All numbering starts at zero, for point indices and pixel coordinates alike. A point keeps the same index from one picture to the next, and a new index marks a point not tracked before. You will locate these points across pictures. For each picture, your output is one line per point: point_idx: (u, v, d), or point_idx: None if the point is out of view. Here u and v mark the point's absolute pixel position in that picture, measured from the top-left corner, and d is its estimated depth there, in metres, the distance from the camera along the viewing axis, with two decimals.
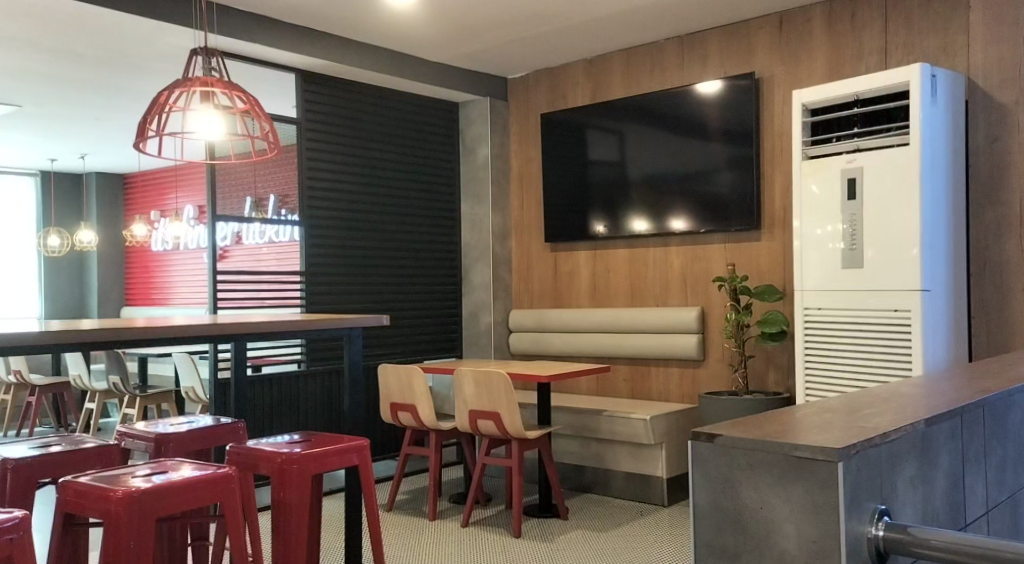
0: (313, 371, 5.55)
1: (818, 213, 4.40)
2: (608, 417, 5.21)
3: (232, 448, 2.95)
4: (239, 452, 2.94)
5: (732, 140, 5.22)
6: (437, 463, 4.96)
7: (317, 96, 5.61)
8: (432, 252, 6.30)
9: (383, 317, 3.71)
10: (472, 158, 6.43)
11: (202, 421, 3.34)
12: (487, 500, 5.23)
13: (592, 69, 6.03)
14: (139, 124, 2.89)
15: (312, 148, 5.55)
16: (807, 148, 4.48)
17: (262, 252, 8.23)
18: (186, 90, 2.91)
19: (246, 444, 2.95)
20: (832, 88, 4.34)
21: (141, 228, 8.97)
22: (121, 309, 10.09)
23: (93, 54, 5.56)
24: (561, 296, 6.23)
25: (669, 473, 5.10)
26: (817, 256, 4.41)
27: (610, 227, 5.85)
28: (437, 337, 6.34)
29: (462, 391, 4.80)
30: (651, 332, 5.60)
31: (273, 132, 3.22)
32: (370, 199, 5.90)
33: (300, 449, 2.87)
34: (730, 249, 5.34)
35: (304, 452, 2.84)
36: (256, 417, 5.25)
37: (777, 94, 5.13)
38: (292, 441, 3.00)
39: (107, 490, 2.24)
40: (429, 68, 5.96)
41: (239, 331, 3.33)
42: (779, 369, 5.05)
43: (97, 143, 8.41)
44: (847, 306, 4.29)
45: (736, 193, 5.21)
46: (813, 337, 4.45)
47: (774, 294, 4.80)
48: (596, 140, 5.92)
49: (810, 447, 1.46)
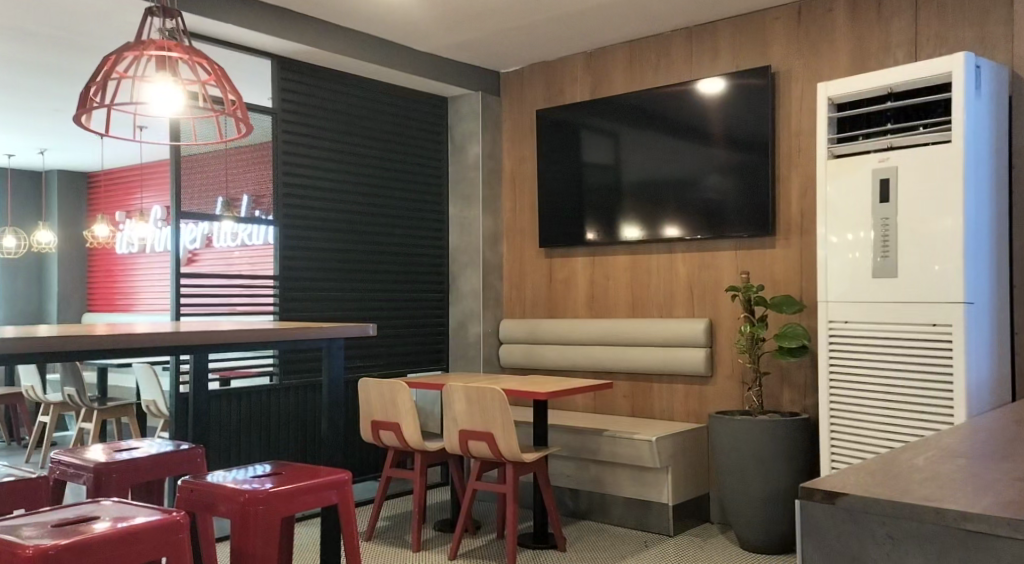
0: (286, 386, 5.08)
1: (845, 218, 4.01)
2: (609, 437, 4.78)
3: (184, 482, 2.49)
4: (193, 488, 2.48)
5: (739, 144, 4.85)
6: (421, 487, 4.51)
7: (294, 85, 5.16)
8: (417, 255, 5.85)
9: (369, 328, 3.24)
10: (462, 157, 5.99)
11: (153, 447, 2.87)
12: (476, 529, 4.78)
13: (592, 62, 5.62)
14: (81, 93, 2.44)
15: (288, 141, 5.11)
16: (832, 147, 4.08)
17: (233, 255, 7.76)
18: (138, 54, 2.46)
19: (201, 478, 2.50)
20: (863, 79, 3.95)
21: (104, 228, 8.38)
22: (81, 315, 9.56)
23: (46, 33, 5.06)
24: (556, 306, 5.79)
25: (675, 500, 4.70)
26: (844, 266, 4.01)
27: (610, 233, 5.43)
28: (423, 349, 5.89)
29: (452, 409, 4.35)
30: (656, 346, 5.18)
31: (242, 113, 2.75)
32: (351, 197, 5.45)
33: (267, 485, 2.41)
34: (742, 255, 4.94)
35: (273, 490, 2.38)
36: (222, 441, 4.77)
37: (794, 90, 4.73)
38: (258, 476, 2.54)
39: (17, 545, 1.80)
40: (417, 58, 5.53)
41: (202, 343, 2.86)
42: (796, 388, 4.65)
43: (57, 138, 7.88)
44: (880, 320, 3.89)
45: (744, 198, 4.84)
46: (838, 354, 4.05)
47: (793, 305, 4.39)
48: (595, 140, 5.51)
49: (986, 519, 1.10)
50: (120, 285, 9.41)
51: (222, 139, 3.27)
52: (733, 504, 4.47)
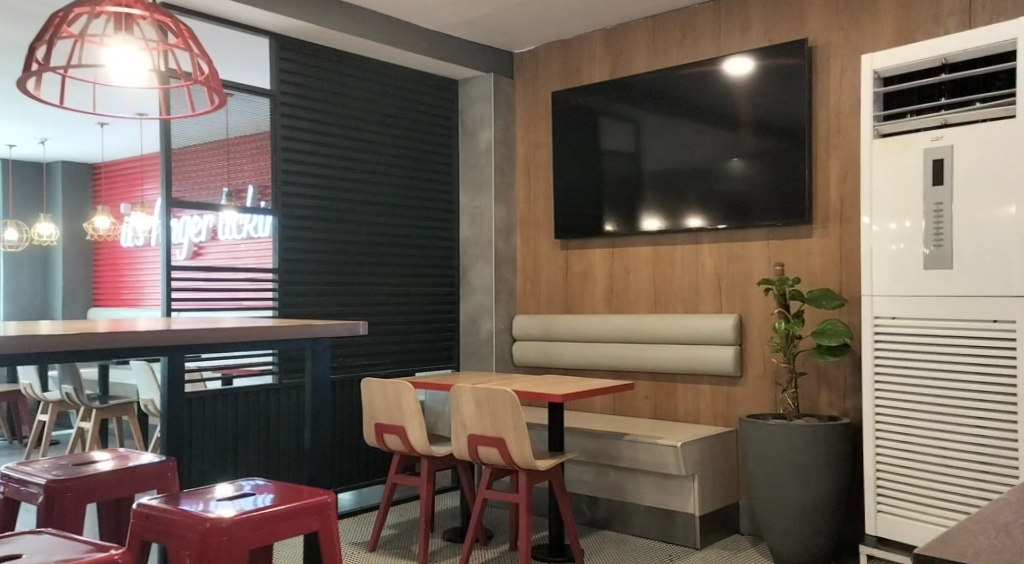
0: (286, 387, 4.77)
1: (892, 204, 3.64)
2: (630, 442, 4.42)
3: (139, 507, 2.22)
4: (149, 515, 2.20)
5: (768, 129, 4.51)
6: (429, 493, 4.19)
7: (294, 66, 4.84)
8: (427, 246, 5.53)
9: (359, 325, 2.92)
10: (473, 143, 5.66)
11: (117, 461, 2.64)
12: (488, 539, 4.46)
13: (612, 41, 5.26)
14: (26, 52, 2.11)
15: (288, 124, 4.80)
16: (879, 125, 3.71)
17: (239, 247, 7.46)
18: (92, 10, 2.10)
19: (157, 502, 2.22)
20: (913, 49, 3.58)
21: (105, 221, 8.12)
22: (87, 310, 9.32)
23: (33, 13, 4.76)
24: (573, 301, 5.45)
25: (702, 510, 4.35)
26: (890, 257, 3.64)
27: (631, 223, 5.08)
28: (433, 346, 5.57)
29: (461, 413, 4.01)
30: (681, 344, 4.82)
31: (214, 82, 2.38)
32: (355, 185, 5.14)
33: (232, 511, 2.12)
34: (775, 247, 4.57)
35: (236, 518, 2.09)
36: (217, 445, 4.48)
37: (833, 64, 4.35)
38: (225, 499, 2.26)
39: None
40: (426, 37, 5.20)
41: (174, 346, 2.55)
42: (834, 389, 4.28)
43: (57, 127, 7.62)
44: (934, 316, 3.52)
45: (776, 185, 4.48)
46: (885, 353, 3.68)
47: (832, 299, 4.02)
48: (614, 126, 5.17)
49: None
50: (126, 280, 9.13)
51: (191, 115, 2.87)
52: (766, 517, 4.11)
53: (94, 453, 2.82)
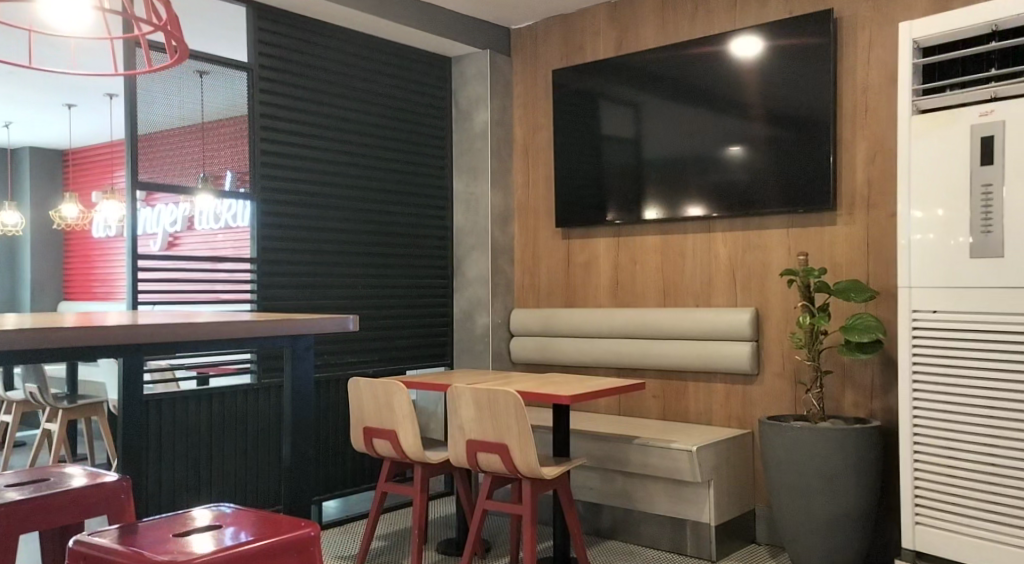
0: (266, 388, 4.39)
1: (934, 187, 3.31)
2: (641, 446, 4.08)
3: (78, 546, 1.87)
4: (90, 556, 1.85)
5: (783, 117, 4.19)
6: (422, 503, 3.84)
7: (273, 38, 4.46)
8: (418, 235, 5.16)
9: (349, 321, 2.55)
10: (468, 125, 5.29)
11: (65, 482, 2.34)
12: (486, 552, 4.11)
13: (618, 14, 4.91)
14: None
15: (267, 102, 4.42)
16: (918, 100, 3.38)
17: (218, 237, 7.06)
18: None
19: (101, 541, 1.87)
20: (960, 16, 3.26)
21: (72, 210, 7.72)
22: (55, 304, 8.88)
23: None
24: (575, 294, 5.10)
25: (717, 520, 4.01)
26: (933, 246, 3.31)
27: (639, 210, 4.72)
28: (426, 343, 5.20)
29: (458, 416, 3.66)
30: (692, 340, 4.48)
31: (173, 27, 1.99)
32: (341, 169, 4.76)
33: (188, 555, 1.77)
34: (795, 235, 4.23)
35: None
36: (189, 451, 4.12)
37: (861, 37, 4.01)
38: (184, 536, 1.90)
39: None
40: (417, 9, 4.83)
41: (131, 348, 2.18)
42: (861, 389, 3.96)
43: (21, 110, 7.17)
44: (982, 311, 3.19)
45: (798, 167, 4.14)
46: (925, 350, 3.36)
47: (863, 291, 3.69)
48: (619, 106, 4.82)
49: None
50: (98, 271, 8.71)
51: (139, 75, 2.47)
52: (790, 529, 3.78)
53: (60, 467, 2.52)
